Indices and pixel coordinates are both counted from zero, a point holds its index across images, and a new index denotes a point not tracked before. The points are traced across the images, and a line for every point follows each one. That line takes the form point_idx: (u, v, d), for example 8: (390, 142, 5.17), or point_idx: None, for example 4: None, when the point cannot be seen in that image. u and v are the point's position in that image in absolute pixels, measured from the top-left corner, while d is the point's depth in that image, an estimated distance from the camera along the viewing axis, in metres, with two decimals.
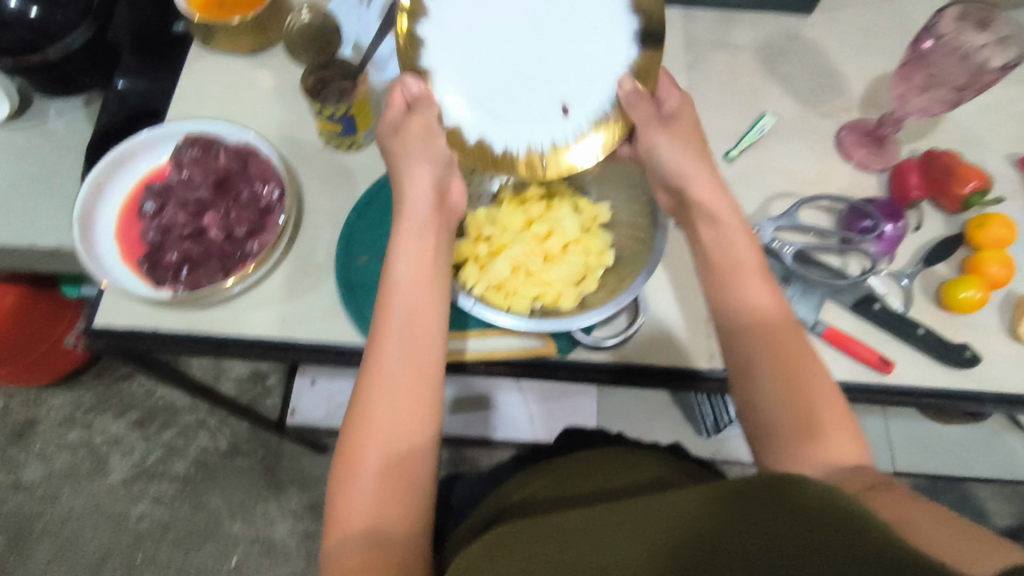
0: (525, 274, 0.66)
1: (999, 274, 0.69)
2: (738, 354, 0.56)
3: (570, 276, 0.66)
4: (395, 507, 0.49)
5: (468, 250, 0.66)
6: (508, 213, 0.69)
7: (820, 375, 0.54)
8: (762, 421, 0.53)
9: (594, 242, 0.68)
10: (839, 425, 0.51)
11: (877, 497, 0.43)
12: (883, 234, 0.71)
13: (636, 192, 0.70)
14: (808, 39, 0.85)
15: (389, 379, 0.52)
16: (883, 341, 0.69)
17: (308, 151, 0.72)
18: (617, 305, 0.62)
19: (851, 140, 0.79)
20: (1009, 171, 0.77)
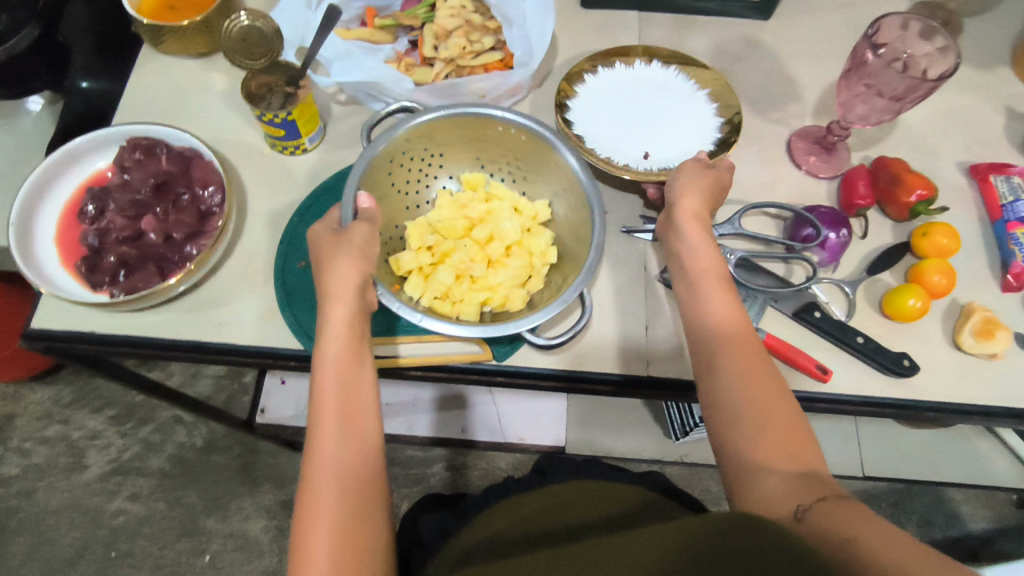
0: (470, 281, 0.66)
1: (940, 283, 0.69)
2: (704, 371, 0.57)
3: (514, 278, 0.66)
4: (357, 520, 0.52)
5: (411, 262, 0.66)
6: (449, 218, 0.68)
7: (765, 387, 0.54)
8: (721, 434, 0.54)
9: (533, 242, 0.69)
10: (797, 443, 0.51)
11: (817, 515, 0.44)
12: (826, 241, 0.71)
13: (567, 189, 0.69)
14: (765, 44, 0.86)
15: (328, 427, 0.54)
16: (823, 350, 0.68)
17: (257, 157, 0.73)
18: (561, 304, 0.60)
19: (801, 147, 0.79)
20: (954, 181, 0.78)
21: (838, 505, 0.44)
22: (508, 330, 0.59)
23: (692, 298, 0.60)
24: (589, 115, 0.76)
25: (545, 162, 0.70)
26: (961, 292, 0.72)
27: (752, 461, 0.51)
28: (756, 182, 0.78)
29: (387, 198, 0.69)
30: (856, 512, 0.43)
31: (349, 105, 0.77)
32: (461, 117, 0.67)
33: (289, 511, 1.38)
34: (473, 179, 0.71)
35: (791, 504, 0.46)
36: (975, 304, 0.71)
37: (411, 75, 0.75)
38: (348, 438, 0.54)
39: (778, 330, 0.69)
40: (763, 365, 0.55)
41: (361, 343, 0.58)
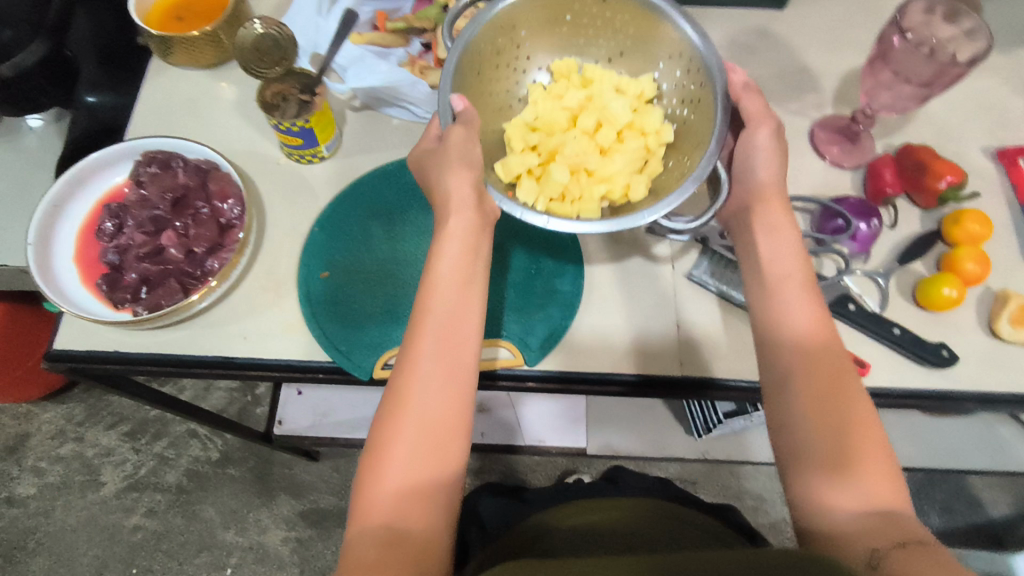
0: (586, 175, 0.69)
1: (975, 270, 0.67)
2: (774, 360, 0.55)
3: (631, 164, 0.69)
4: (415, 506, 0.51)
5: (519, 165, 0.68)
6: (552, 113, 0.71)
7: (848, 412, 0.51)
8: (795, 449, 0.52)
9: (646, 120, 0.71)
10: (871, 466, 0.49)
11: (894, 564, 0.43)
12: (857, 233, 0.69)
13: (680, 58, 0.70)
14: (780, 35, 0.85)
15: (423, 360, 0.55)
16: (859, 343, 0.67)
17: (270, 167, 0.72)
18: (696, 181, 0.61)
19: (823, 137, 0.77)
20: (980, 165, 0.77)
21: (919, 558, 0.43)
22: (642, 217, 0.59)
23: (772, 262, 0.60)
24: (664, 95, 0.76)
25: (649, 31, 0.71)
26: (994, 278, 0.71)
27: (825, 481, 0.49)
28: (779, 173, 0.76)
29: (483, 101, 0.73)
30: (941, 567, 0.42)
31: (362, 112, 0.76)
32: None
33: (307, 522, 1.37)
34: (564, 65, 0.74)
35: (868, 545, 0.45)
36: (1010, 291, 0.69)
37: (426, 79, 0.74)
38: (447, 376, 0.54)
39: None
40: (847, 386, 0.53)
41: (467, 323, 0.57)
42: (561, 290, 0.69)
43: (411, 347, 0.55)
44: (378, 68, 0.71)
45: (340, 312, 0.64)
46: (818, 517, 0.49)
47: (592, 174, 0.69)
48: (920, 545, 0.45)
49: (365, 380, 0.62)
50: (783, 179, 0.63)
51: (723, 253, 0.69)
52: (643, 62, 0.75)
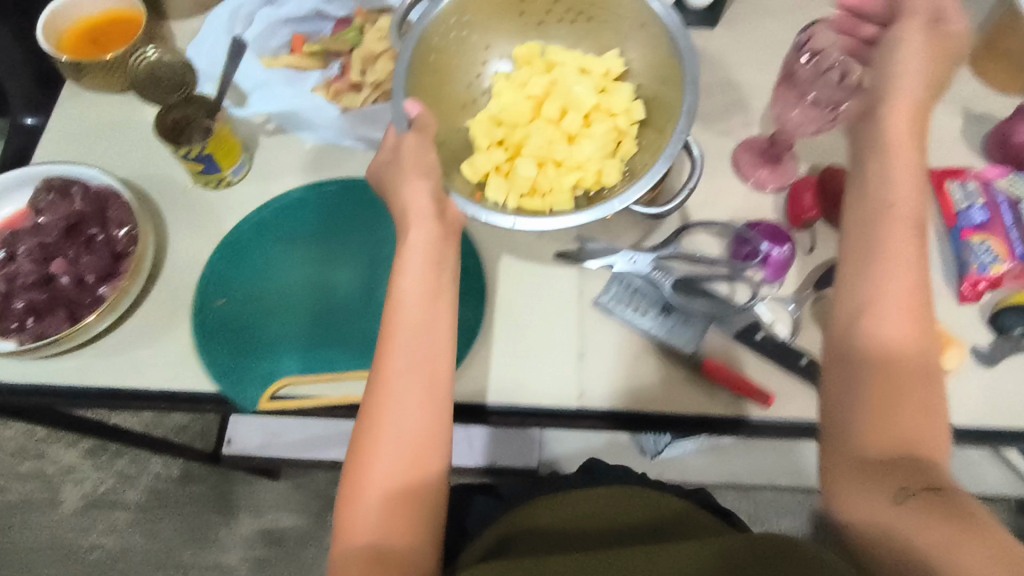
0: (555, 165, 0.73)
1: None
2: (846, 300, 0.51)
3: (600, 148, 0.73)
4: (400, 520, 0.51)
5: (485, 164, 0.72)
6: (516, 106, 0.75)
7: (912, 373, 0.48)
8: (839, 387, 0.50)
9: (613, 101, 0.75)
10: (921, 424, 0.47)
11: (919, 509, 0.43)
12: (768, 256, 0.66)
13: (644, 39, 0.73)
14: (714, 53, 0.83)
15: (397, 380, 0.54)
16: (767, 374, 0.65)
17: (179, 192, 0.71)
18: (669, 159, 0.64)
19: (747, 160, 0.75)
20: None
21: (944, 507, 0.43)
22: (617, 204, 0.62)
23: (879, 171, 0.53)
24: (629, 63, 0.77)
25: (610, 11, 0.74)
26: None
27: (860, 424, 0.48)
28: (701, 198, 0.74)
29: (445, 98, 0.76)
30: (958, 519, 0.42)
31: (276, 136, 0.75)
32: None
33: (266, 542, 1.36)
34: (526, 52, 0.78)
35: (896, 482, 0.45)
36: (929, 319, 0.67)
37: (339, 102, 0.73)
38: (423, 392, 0.54)
39: (720, 353, 0.65)
40: (917, 342, 0.49)
41: (438, 336, 0.57)
42: (463, 318, 0.67)
43: (384, 364, 0.55)
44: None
45: (234, 342, 0.63)
46: (842, 462, 0.48)
47: (560, 164, 0.73)
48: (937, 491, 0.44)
49: (248, 411, 0.61)
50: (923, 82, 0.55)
51: (631, 280, 0.68)
52: (607, 38, 0.78)
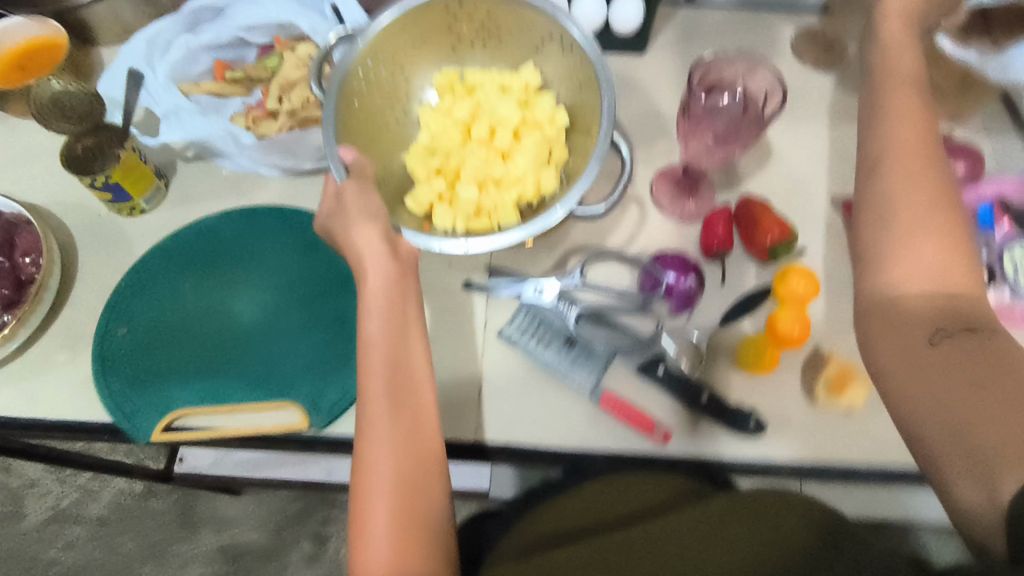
0: (495, 185, 0.73)
1: (795, 332, 0.64)
2: (872, 199, 0.55)
3: (535, 157, 0.72)
4: (414, 557, 0.50)
5: (426, 196, 0.72)
6: (447, 134, 0.74)
7: (938, 247, 0.51)
8: (870, 261, 0.54)
9: (537, 112, 0.75)
10: (959, 286, 0.50)
11: (955, 342, 0.47)
12: (673, 287, 0.66)
13: (555, 50, 0.73)
14: (640, 78, 0.83)
15: (380, 417, 0.54)
16: (668, 409, 0.64)
17: (93, 219, 0.72)
18: (599, 161, 0.64)
19: (663, 189, 0.75)
20: (830, 214, 0.74)
21: (978, 342, 0.46)
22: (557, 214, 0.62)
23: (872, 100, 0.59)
24: (550, 68, 0.76)
25: (519, 27, 0.73)
26: (829, 339, 0.66)
27: (895, 282, 0.52)
28: (617, 227, 0.73)
29: (377, 138, 0.74)
30: (997, 355, 0.45)
31: (194, 161, 0.75)
32: (399, 19, 0.69)
33: (226, 558, 1.36)
34: (445, 80, 0.76)
35: (932, 326, 0.49)
36: (836, 355, 0.65)
37: (256, 128, 0.73)
38: (398, 417, 0.54)
39: (620, 387, 0.65)
40: (942, 223, 0.52)
41: (410, 366, 0.56)
42: None
43: (365, 395, 0.55)
44: (190, 123, 0.70)
45: (132, 371, 0.63)
46: (879, 315, 0.52)
47: (499, 182, 0.73)
48: (989, 334, 0.47)
49: (145, 444, 0.61)
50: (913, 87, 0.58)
51: (538, 310, 0.67)
52: (517, 50, 0.77)
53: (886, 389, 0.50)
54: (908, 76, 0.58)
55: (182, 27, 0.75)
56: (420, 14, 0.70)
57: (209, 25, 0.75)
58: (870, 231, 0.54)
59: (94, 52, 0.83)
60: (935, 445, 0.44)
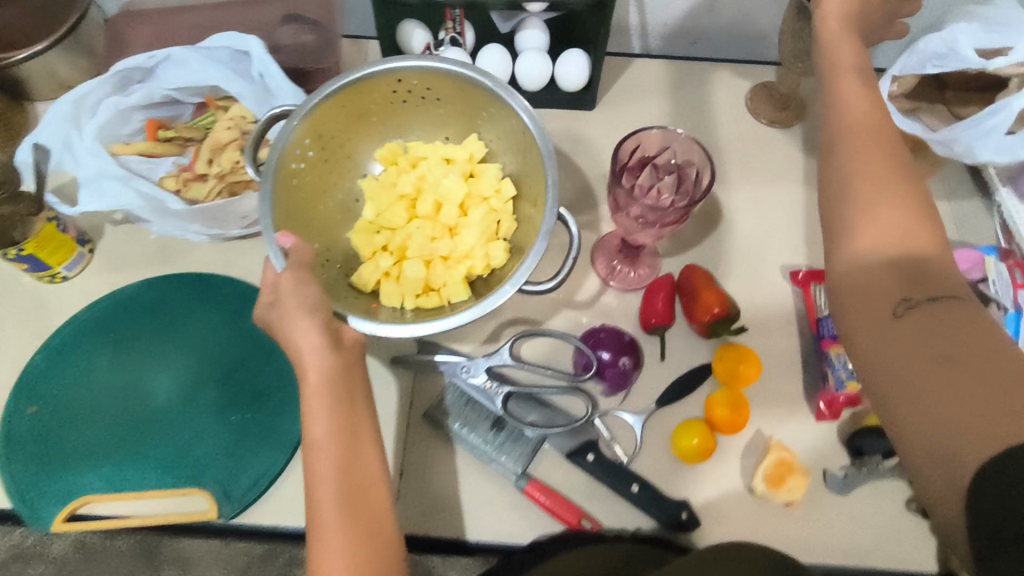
0: (442, 262, 0.71)
1: (729, 417, 0.61)
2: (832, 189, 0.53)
3: (481, 232, 0.70)
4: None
5: (371, 274, 0.70)
6: (392, 210, 0.73)
7: (895, 212, 0.50)
8: (837, 235, 0.52)
9: (481, 184, 0.72)
10: (922, 251, 0.49)
11: (921, 313, 0.46)
12: (605, 369, 0.63)
13: (497, 122, 0.71)
14: (590, 138, 0.81)
15: (330, 436, 0.55)
16: (597, 498, 0.61)
17: (15, 285, 0.70)
18: (546, 236, 0.60)
19: (605, 254, 0.73)
20: (778, 285, 0.71)
21: (942, 312, 0.46)
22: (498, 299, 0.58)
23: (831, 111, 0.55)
24: (493, 134, 0.74)
25: (460, 99, 0.71)
26: (769, 423, 0.64)
27: (859, 253, 0.50)
28: (556, 298, 0.71)
29: (321, 212, 0.72)
30: (957, 326, 0.45)
31: (123, 225, 0.73)
32: (336, 97, 0.66)
33: None
34: (387, 153, 0.74)
35: (899, 295, 0.48)
36: (777, 441, 0.63)
37: (186, 192, 0.71)
38: (345, 466, 0.54)
39: (548, 473, 0.62)
40: (900, 193, 0.51)
41: (351, 405, 0.57)
42: (281, 432, 0.63)
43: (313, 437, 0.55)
44: (108, 191, 0.67)
45: (39, 455, 0.61)
46: (845, 288, 0.51)
47: (446, 259, 0.72)
48: (952, 302, 0.47)
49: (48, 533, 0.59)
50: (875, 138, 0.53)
51: (465, 389, 0.64)
52: (461, 120, 0.75)
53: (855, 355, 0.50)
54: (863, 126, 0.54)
55: (112, 87, 0.72)
56: (357, 90, 0.67)
57: (140, 86, 0.73)
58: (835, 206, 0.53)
59: (32, 107, 0.82)
60: (896, 413, 0.45)
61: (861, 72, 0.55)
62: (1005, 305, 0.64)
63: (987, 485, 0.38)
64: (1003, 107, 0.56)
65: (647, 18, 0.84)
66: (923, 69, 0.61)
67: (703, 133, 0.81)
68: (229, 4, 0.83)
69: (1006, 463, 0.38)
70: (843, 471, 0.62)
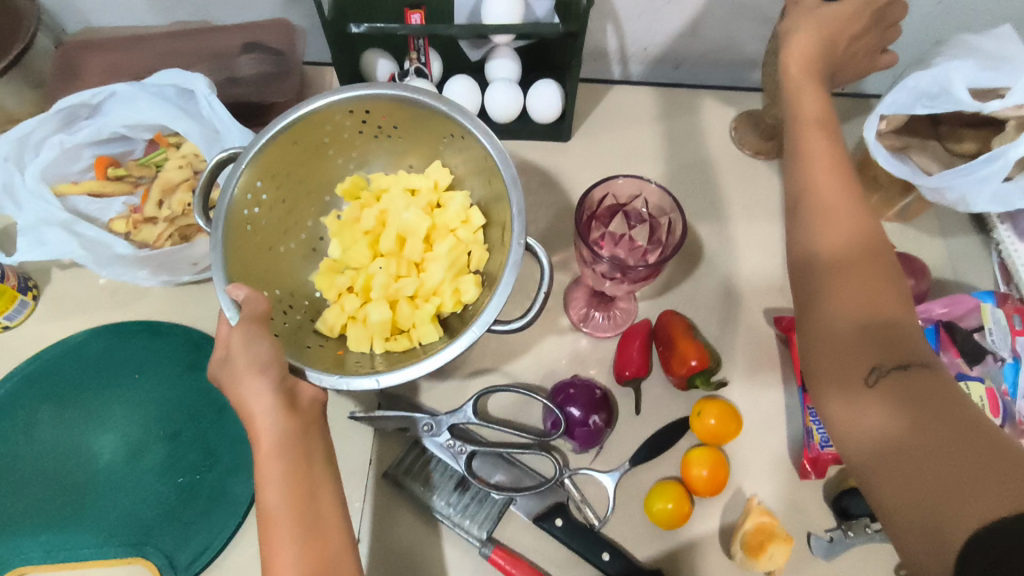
0: (409, 300, 0.67)
1: (708, 478, 0.57)
2: (805, 240, 0.49)
3: (449, 266, 0.66)
4: None
5: (336, 319, 0.65)
6: (356, 249, 0.69)
7: (864, 266, 0.46)
8: (805, 291, 0.49)
9: (447, 215, 0.68)
10: (892, 307, 0.45)
11: (894, 383, 0.42)
12: (574, 426, 0.60)
13: (460, 149, 0.67)
14: (567, 171, 0.78)
15: (280, 510, 0.48)
16: (566, 564, 0.58)
17: None
18: (514, 269, 0.55)
19: (579, 297, 0.70)
20: (764, 328, 0.68)
21: (916, 380, 0.41)
22: (458, 345, 0.54)
23: (804, 152, 0.52)
24: (456, 157, 0.70)
25: (418, 127, 0.67)
26: (752, 481, 0.61)
27: (826, 313, 0.46)
28: (527, 344, 0.67)
29: (282, 254, 0.68)
30: (934, 397, 0.40)
31: (70, 269, 0.70)
32: (286, 134, 0.62)
33: None
34: (350, 187, 0.70)
35: (867, 362, 0.43)
36: (758, 503, 0.59)
37: (136, 234, 0.67)
38: (299, 546, 0.47)
39: (515, 537, 0.59)
40: (864, 242, 0.47)
41: (307, 473, 0.50)
42: (233, 493, 0.59)
43: (264, 511, 0.49)
44: (47, 239, 0.63)
45: None
46: (814, 354, 0.47)
47: (414, 297, 0.67)
48: (928, 366, 0.42)
49: None
50: (851, 183, 0.50)
51: (428, 448, 0.60)
52: (423, 147, 0.71)
53: (832, 429, 0.45)
54: (837, 174, 0.50)
55: (57, 125, 0.69)
56: (311, 124, 0.63)
57: (87, 123, 0.70)
58: (802, 260, 0.49)
59: None
60: (880, 498, 0.40)
61: (822, 126, 0.52)
62: (1002, 356, 0.61)
63: None
64: (999, 156, 0.53)
65: (626, 44, 0.80)
66: (914, 108, 0.58)
67: (684, 164, 0.78)
68: (186, 34, 0.80)
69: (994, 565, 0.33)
70: (829, 535, 0.58)
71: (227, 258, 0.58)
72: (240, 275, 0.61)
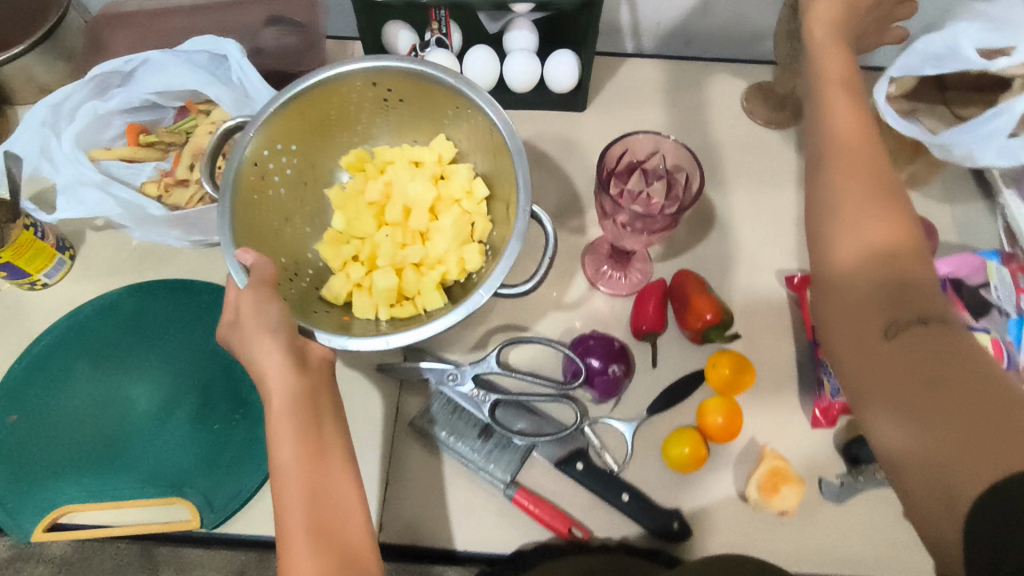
0: (414, 268, 0.69)
1: (723, 425, 0.60)
2: (819, 193, 0.51)
3: (454, 235, 0.68)
4: None
5: (341, 287, 0.67)
6: (359, 218, 0.70)
7: (872, 218, 0.48)
8: (819, 244, 0.51)
9: (451, 186, 0.71)
10: (909, 264, 0.46)
11: (911, 336, 0.43)
12: (594, 375, 0.62)
13: (465, 123, 0.70)
14: (583, 140, 0.80)
15: (292, 456, 0.49)
16: (585, 504, 0.60)
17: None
18: (521, 238, 0.57)
19: (594, 259, 0.72)
20: (774, 288, 0.70)
21: (933, 334, 0.43)
22: (469, 308, 0.56)
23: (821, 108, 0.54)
24: (461, 132, 0.72)
25: (425, 101, 0.69)
26: (764, 431, 0.63)
27: (847, 274, 0.48)
28: (545, 303, 0.70)
29: (289, 223, 0.70)
30: (949, 348, 0.42)
31: (105, 231, 0.72)
32: (299, 102, 0.64)
33: None
34: (354, 160, 0.72)
35: (884, 318, 0.45)
36: (771, 449, 0.61)
37: (167, 197, 0.69)
38: (315, 489, 0.49)
39: (537, 482, 0.61)
40: (880, 201, 0.49)
41: (315, 423, 0.52)
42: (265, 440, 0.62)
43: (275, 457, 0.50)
44: (85, 198, 0.65)
45: (20, 464, 0.61)
46: (834, 313, 0.49)
47: (419, 265, 0.69)
48: (943, 319, 0.44)
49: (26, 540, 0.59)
50: (868, 136, 0.52)
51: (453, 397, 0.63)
52: (427, 122, 0.73)
53: (850, 383, 0.47)
54: (854, 125, 0.52)
55: (91, 92, 0.71)
56: (323, 94, 0.65)
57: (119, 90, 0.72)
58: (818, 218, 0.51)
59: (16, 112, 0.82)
60: (897, 447, 0.42)
61: (841, 77, 0.54)
62: (1006, 312, 0.63)
63: (988, 527, 0.35)
64: (1005, 110, 0.56)
65: (640, 18, 0.82)
66: (923, 69, 0.61)
67: (698, 134, 0.80)
68: (215, 9, 0.82)
69: (1006, 504, 0.35)
70: (839, 480, 0.60)
71: (237, 222, 0.60)
72: (248, 240, 0.63)
